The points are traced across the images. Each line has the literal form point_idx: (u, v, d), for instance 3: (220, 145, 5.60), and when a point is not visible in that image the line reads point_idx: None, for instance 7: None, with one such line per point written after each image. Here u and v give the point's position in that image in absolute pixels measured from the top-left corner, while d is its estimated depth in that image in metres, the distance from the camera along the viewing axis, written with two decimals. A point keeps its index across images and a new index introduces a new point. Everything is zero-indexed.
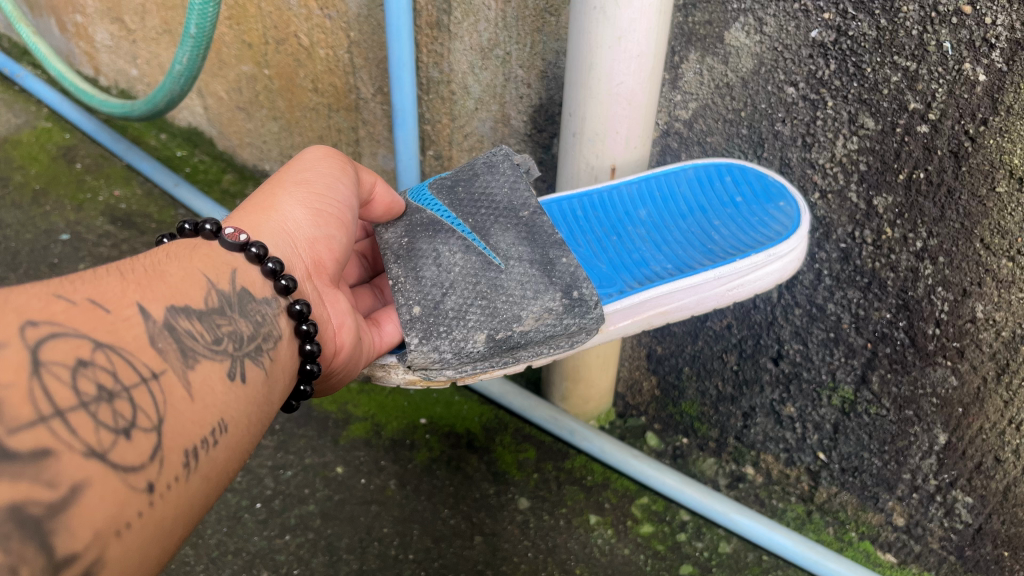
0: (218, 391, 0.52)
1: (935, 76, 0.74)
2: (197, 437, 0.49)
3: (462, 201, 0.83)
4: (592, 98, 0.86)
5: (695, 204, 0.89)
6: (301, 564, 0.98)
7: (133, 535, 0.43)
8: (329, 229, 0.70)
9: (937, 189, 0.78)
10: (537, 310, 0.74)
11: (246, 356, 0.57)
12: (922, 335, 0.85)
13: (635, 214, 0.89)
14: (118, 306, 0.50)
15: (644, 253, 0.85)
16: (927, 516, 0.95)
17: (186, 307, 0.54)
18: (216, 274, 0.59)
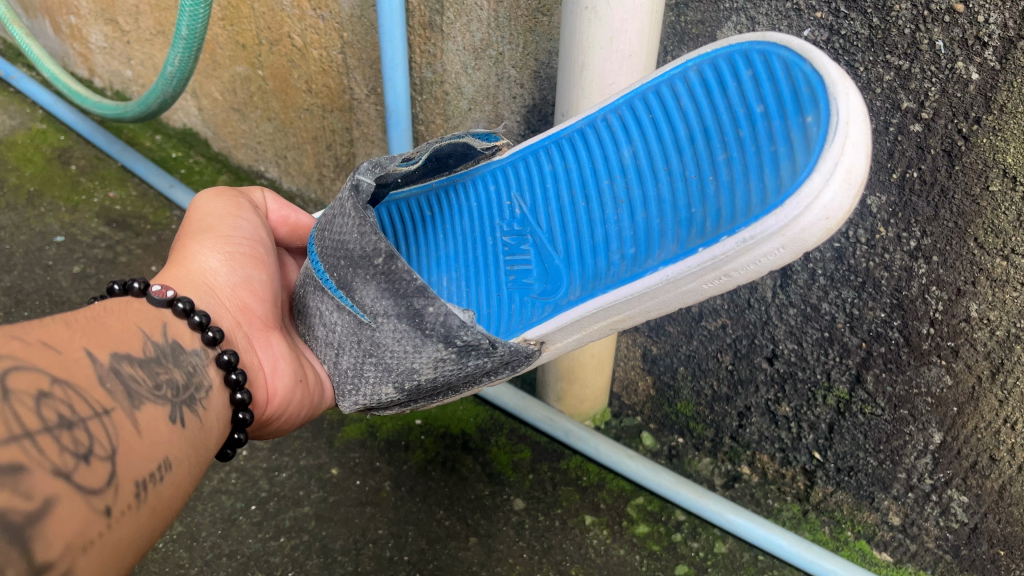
0: (163, 431, 0.54)
1: (928, 75, 0.73)
2: (146, 470, 0.51)
3: (328, 253, 0.73)
4: (585, 99, 0.87)
5: (697, 121, 0.74)
6: (296, 566, 0.97)
7: (94, 556, 0.45)
8: (244, 270, 0.74)
9: (930, 189, 0.78)
10: (425, 362, 0.69)
11: (184, 403, 0.58)
12: (916, 335, 0.85)
13: (614, 159, 0.80)
14: (68, 345, 0.51)
15: (609, 227, 0.78)
16: (922, 515, 0.95)
17: (127, 353, 0.56)
18: (150, 326, 0.61)
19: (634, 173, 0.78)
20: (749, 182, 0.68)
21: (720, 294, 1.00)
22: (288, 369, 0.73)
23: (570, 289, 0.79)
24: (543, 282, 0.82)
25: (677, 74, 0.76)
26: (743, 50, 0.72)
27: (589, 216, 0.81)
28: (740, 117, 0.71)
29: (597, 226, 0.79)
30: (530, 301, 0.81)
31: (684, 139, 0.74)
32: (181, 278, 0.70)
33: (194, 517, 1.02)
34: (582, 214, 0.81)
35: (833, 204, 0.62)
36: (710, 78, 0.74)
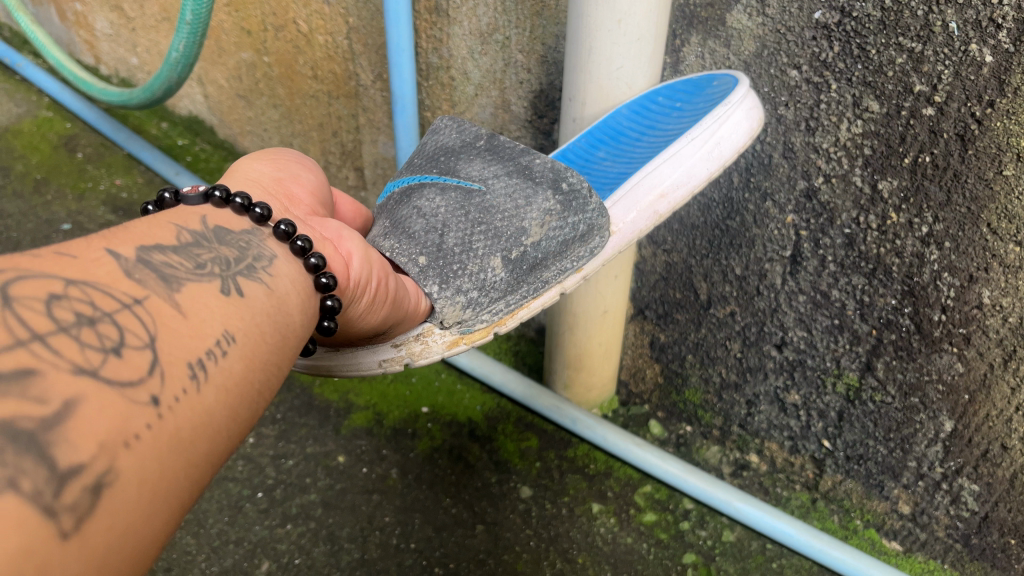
0: (213, 306, 0.51)
1: (941, 58, 0.72)
2: (200, 351, 0.48)
3: (420, 167, 0.82)
4: (592, 83, 0.86)
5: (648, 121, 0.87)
6: (302, 553, 0.97)
7: (145, 447, 0.41)
8: (291, 171, 0.71)
9: (943, 173, 0.77)
10: (537, 217, 0.75)
11: (238, 274, 0.55)
12: (928, 322, 0.84)
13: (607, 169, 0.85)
14: (84, 250, 0.48)
15: (615, 175, 0.83)
16: (933, 504, 0.95)
17: (158, 245, 0.53)
18: (184, 220, 0.58)
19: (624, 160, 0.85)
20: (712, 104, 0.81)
21: (730, 281, 0.99)
22: (360, 248, 0.69)
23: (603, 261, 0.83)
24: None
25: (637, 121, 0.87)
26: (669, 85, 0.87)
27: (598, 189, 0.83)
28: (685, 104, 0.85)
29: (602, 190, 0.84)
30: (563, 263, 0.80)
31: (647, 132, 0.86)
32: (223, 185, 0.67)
33: (201, 505, 1.02)
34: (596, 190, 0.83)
35: (752, 111, 0.78)
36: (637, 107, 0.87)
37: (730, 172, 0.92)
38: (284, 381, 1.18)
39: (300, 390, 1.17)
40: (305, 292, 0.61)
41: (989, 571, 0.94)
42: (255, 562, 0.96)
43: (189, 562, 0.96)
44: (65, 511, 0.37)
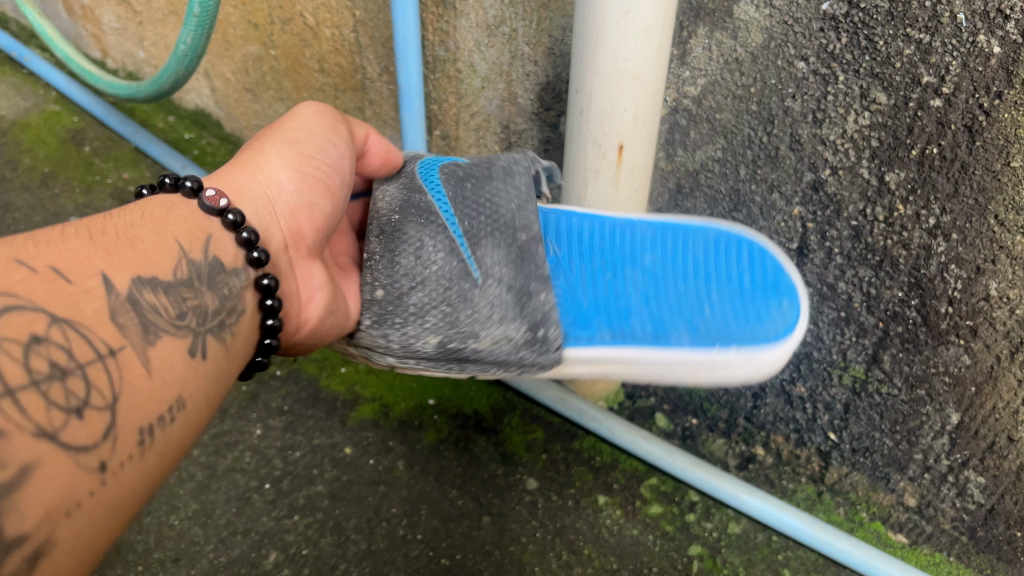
0: (177, 368, 0.55)
1: (949, 49, 0.72)
2: (150, 416, 0.51)
3: (461, 195, 0.82)
4: (598, 75, 0.85)
5: (709, 242, 0.83)
6: (309, 544, 0.98)
7: (80, 517, 0.45)
8: (313, 195, 0.73)
9: (950, 164, 0.77)
10: (496, 335, 0.77)
11: (209, 332, 0.59)
12: (935, 314, 0.84)
13: (638, 256, 0.83)
14: (83, 278, 0.52)
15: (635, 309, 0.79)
16: (939, 496, 0.95)
17: (153, 278, 0.56)
18: (190, 241, 0.61)
19: (659, 269, 0.82)
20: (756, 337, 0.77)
21: None
22: (322, 302, 0.73)
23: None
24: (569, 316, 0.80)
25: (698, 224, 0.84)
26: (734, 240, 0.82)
27: (618, 270, 0.82)
28: (738, 284, 0.80)
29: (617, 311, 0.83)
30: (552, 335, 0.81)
31: (698, 239, 0.84)
32: (248, 186, 0.70)
33: (209, 496, 1.03)
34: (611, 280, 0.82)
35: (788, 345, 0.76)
36: (720, 242, 0.83)
37: (737, 164, 0.92)
38: (292, 373, 1.18)
39: (307, 382, 1.17)
40: (251, 333, 0.65)
41: (995, 563, 0.94)
42: (262, 553, 0.97)
43: (197, 553, 0.97)
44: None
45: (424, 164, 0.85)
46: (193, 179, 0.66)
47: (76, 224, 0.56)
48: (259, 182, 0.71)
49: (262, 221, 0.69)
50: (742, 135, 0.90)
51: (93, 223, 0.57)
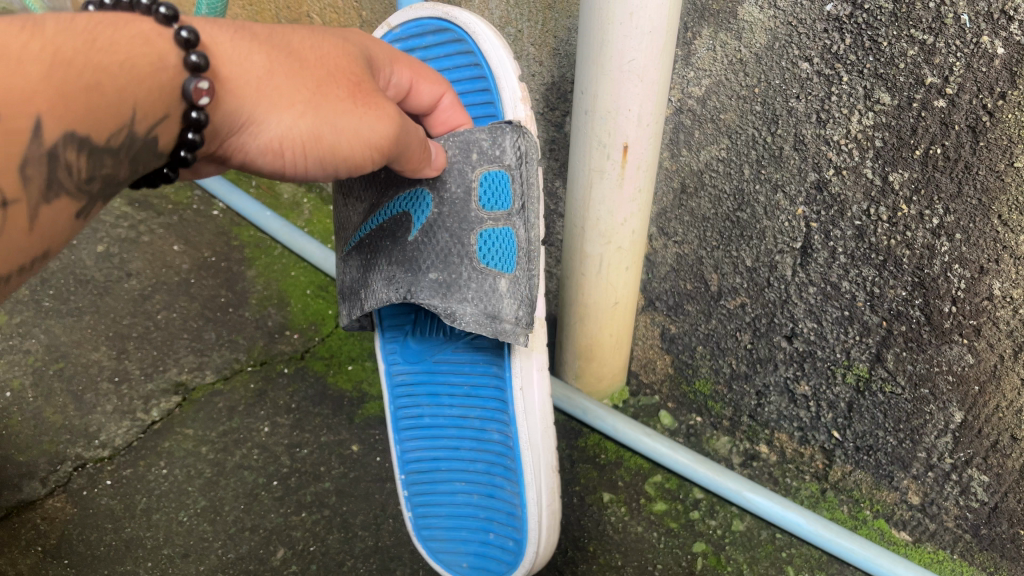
0: (55, 230, 0.52)
1: (953, 49, 0.72)
2: (2, 273, 0.50)
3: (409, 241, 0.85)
4: (603, 76, 0.86)
5: (505, 491, 0.92)
6: (317, 540, 0.99)
7: None
8: (265, 163, 0.66)
9: (954, 165, 0.77)
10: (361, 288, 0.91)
11: (102, 202, 0.56)
12: (938, 313, 0.85)
13: (498, 416, 0.91)
14: (10, 121, 0.47)
15: (482, 464, 0.93)
16: (942, 494, 0.95)
17: (85, 138, 0.52)
18: (143, 111, 0.55)
19: (492, 442, 0.92)
20: (438, 532, 0.95)
21: (740, 272, 1.00)
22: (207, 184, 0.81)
23: (404, 372, 0.97)
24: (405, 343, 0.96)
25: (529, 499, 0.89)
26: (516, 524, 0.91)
27: (478, 393, 0.92)
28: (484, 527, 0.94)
29: (451, 394, 0.94)
30: (391, 343, 0.97)
31: (499, 486, 0.92)
32: (237, 108, 0.62)
33: (218, 492, 1.04)
34: (462, 385, 0.94)
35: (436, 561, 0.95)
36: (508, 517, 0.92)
37: (741, 163, 0.93)
38: (299, 371, 1.19)
39: (314, 379, 1.18)
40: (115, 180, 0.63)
41: (998, 561, 0.95)
42: (270, 549, 0.98)
43: (206, 549, 0.98)
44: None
45: (421, 194, 0.85)
46: (204, 61, 0.58)
47: (39, 34, 0.48)
48: (241, 124, 0.63)
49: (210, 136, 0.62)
50: (746, 135, 0.91)
51: (63, 47, 0.49)
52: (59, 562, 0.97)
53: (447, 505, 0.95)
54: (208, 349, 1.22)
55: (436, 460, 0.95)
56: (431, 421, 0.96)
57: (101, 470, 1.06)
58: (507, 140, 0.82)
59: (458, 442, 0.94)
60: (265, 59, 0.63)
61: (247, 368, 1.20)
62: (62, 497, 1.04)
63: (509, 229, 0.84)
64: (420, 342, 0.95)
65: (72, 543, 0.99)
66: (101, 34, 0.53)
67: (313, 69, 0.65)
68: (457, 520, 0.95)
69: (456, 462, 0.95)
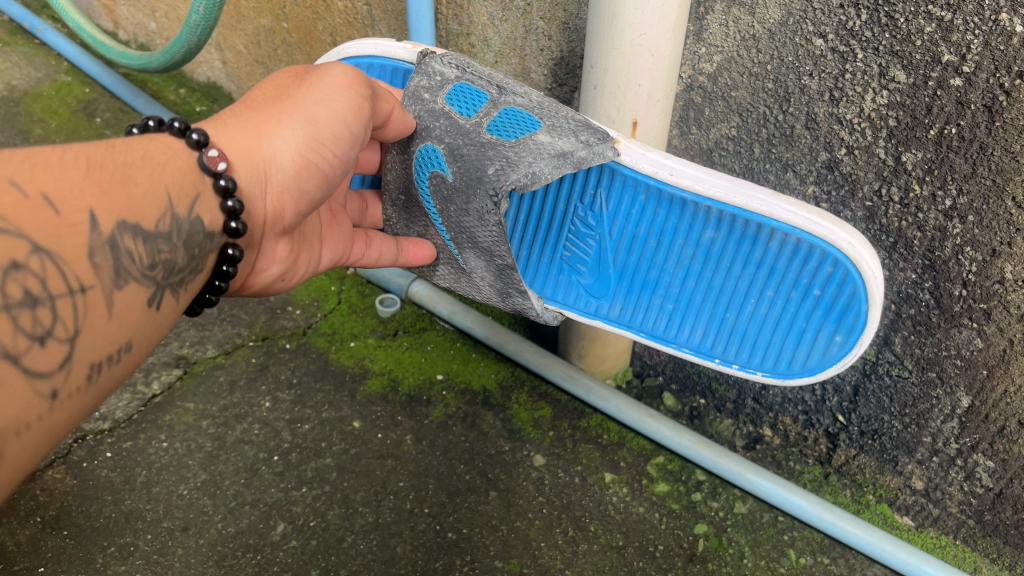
0: (133, 315, 0.58)
1: (971, 27, 0.71)
2: (104, 353, 0.56)
3: (452, 183, 0.82)
4: (614, 50, 0.84)
5: (773, 261, 0.80)
6: (317, 516, 0.98)
7: (68, 409, 0.53)
8: (306, 183, 0.73)
9: (969, 145, 0.76)
10: (476, 268, 0.88)
11: (169, 287, 0.63)
12: (948, 297, 0.84)
13: (698, 230, 0.81)
14: (70, 215, 0.54)
15: (732, 282, 0.83)
16: (947, 480, 0.95)
17: (137, 224, 0.59)
18: (179, 195, 0.63)
19: (717, 250, 0.81)
20: (783, 345, 0.85)
21: None
22: (277, 272, 0.81)
23: (614, 303, 0.90)
24: (591, 279, 0.89)
25: (785, 221, 0.77)
26: (831, 252, 0.76)
27: (671, 240, 0.83)
28: (808, 292, 0.80)
29: (651, 268, 0.86)
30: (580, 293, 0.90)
31: (765, 254, 0.80)
32: (248, 154, 0.70)
33: (218, 466, 1.04)
34: (649, 251, 0.85)
35: (830, 350, 0.82)
36: (797, 246, 0.78)
37: (751, 142, 0.92)
38: (300, 347, 1.19)
39: (316, 355, 1.17)
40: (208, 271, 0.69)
41: (1001, 547, 0.94)
42: (271, 524, 0.98)
43: (206, 523, 0.98)
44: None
45: (426, 151, 0.82)
46: (201, 133, 0.67)
47: (70, 147, 0.57)
48: (262, 168, 0.71)
49: (248, 192, 0.70)
50: (757, 113, 0.90)
51: (93, 153, 0.58)
52: (58, 534, 0.96)
53: (760, 326, 0.84)
54: (208, 324, 1.21)
55: (718, 319, 0.86)
56: (670, 305, 0.87)
57: (101, 442, 1.06)
58: (434, 65, 0.83)
59: (703, 291, 0.85)
60: (234, 118, 0.72)
61: (249, 343, 1.19)
62: (61, 469, 1.03)
63: (507, 103, 0.81)
64: (595, 265, 0.88)
65: (71, 514, 0.98)
66: (124, 143, 0.62)
67: (268, 94, 0.74)
68: (779, 317, 0.83)
69: (723, 303, 0.85)
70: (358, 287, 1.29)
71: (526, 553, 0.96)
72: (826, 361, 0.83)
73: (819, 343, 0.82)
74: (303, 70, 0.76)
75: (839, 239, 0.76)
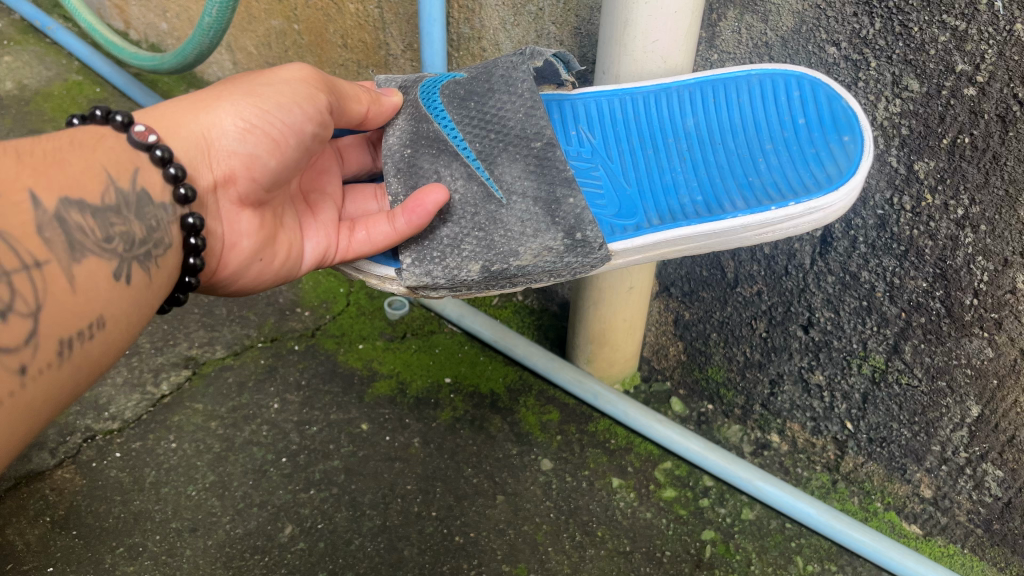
0: (101, 288, 0.59)
1: (985, 37, 0.70)
2: (74, 328, 0.57)
3: (472, 88, 0.83)
4: (626, 57, 0.86)
5: (752, 118, 0.84)
6: (325, 518, 0.99)
7: (40, 383, 0.54)
8: (253, 145, 0.72)
9: (982, 155, 0.75)
10: (518, 195, 0.79)
11: (135, 259, 0.63)
12: (959, 305, 0.83)
13: (680, 121, 0.85)
14: (8, 196, 0.55)
15: (728, 153, 0.83)
16: (955, 489, 0.95)
17: (80, 200, 0.60)
18: (119, 171, 0.65)
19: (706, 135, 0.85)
20: (812, 172, 0.79)
21: (757, 259, 0.99)
22: (248, 247, 0.76)
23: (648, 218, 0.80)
24: (615, 207, 0.82)
25: (738, 71, 0.85)
26: (789, 75, 0.83)
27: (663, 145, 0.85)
28: (797, 125, 0.82)
29: (658, 174, 0.84)
30: (609, 220, 0.80)
31: (731, 82, 0.85)
32: (184, 123, 0.71)
33: (227, 468, 1.04)
34: (649, 157, 0.85)
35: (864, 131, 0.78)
36: (761, 88, 0.84)
37: None
38: (309, 348, 1.19)
39: (324, 357, 1.18)
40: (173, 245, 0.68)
41: (1009, 556, 0.94)
42: (278, 526, 0.98)
43: (214, 524, 0.98)
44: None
45: (426, 86, 0.83)
46: (123, 113, 0.67)
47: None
48: (203, 135, 0.71)
49: (190, 160, 0.70)
50: None
51: (19, 143, 0.59)
52: (67, 533, 0.97)
53: (786, 175, 0.80)
54: (218, 324, 1.22)
55: (744, 187, 0.80)
56: (700, 197, 0.81)
57: (110, 442, 1.06)
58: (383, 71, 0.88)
59: (713, 176, 0.82)
60: (177, 100, 0.73)
61: (258, 344, 1.19)
62: (71, 468, 1.03)
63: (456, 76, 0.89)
64: (610, 182, 0.83)
65: (80, 514, 0.99)
66: (49, 137, 0.64)
67: (222, 82, 0.75)
68: (792, 166, 0.81)
69: (735, 180, 0.81)
70: (367, 289, 1.29)
71: (533, 558, 0.96)
72: (847, 146, 0.78)
73: (836, 152, 0.79)
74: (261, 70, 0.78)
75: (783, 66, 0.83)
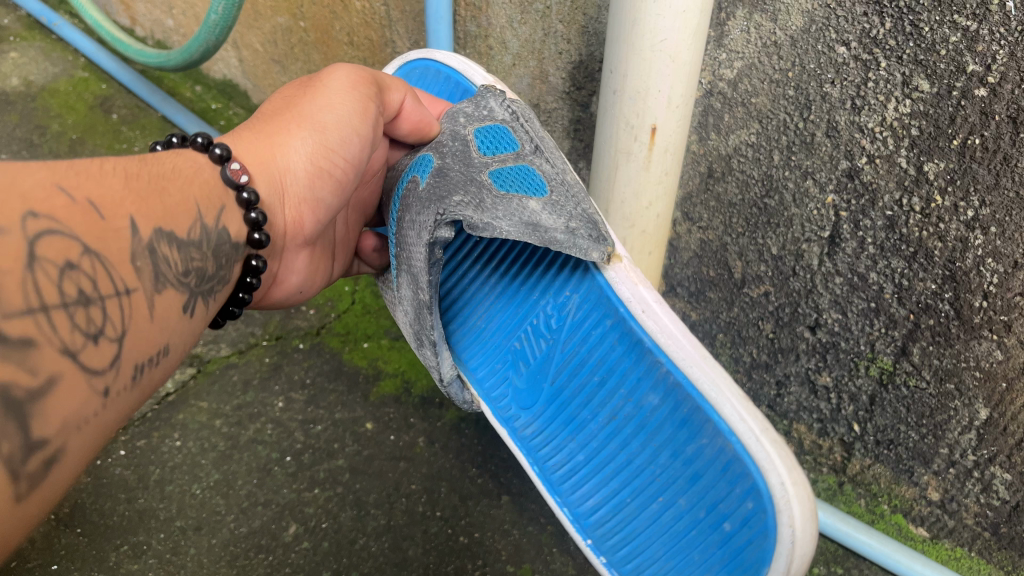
0: (171, 319, 0.63)
1: (996, 37, 0.70)
2: (146, 354, 0.60)
3: (471, 163, 0.82)
4: (635, 55, 0.84)
5: (698, 469, 0.76)
6: (329, 517, 0.99)
7: (113, 406, 0.55)
8: (320, 189, 0.80)
9: (992, 156, 0.75)
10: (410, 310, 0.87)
11: (201, 294, 0.68)
12: (968, 308, 0.83)
13: (645, 390, 0.79)
14: (114, 221, 0.59)
15: (655, 456, 0.79)
16: (963, 492, 0.94)
17: (171, 232, 0.64)
18: (207, 206, 0.70)
19: (652, 423, 0.79)
20: (667, 573, 0.80)
21: (765, 260, 0.99)
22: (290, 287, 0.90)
23: (528, 420, 0.88)
24: (523, 386, 0.88)
25: (740, 431, 0.72)
26: (762, 492, 0.71)
27: (609, 388, 0.81)
28: (716, 524, 0.75)
29: (583, 407, 0.84)
30: (507, 391, 0.89)
31: (703, 432, 0.75)
32: (266, 161, 0.77)
33: (232, 466, 1.04)
34: (589, 386, 0.83)
35: None
36: (729, 465, 0.73)
37: (771, 149, 0.91)
38: (314, 347, 1.18)
39: (330, 355, 1.17)
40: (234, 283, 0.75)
41: (1016, 559, 0.94)
42: (283, 525, 0.98)
43: (218, 522, 0.98)
44: (24, 478, 0.48)
45: (477, 132, 0.84)
46: (223, 148, 0.73)
47: (108, 162, 0.62)
48: (279, 176, 0.78)
49: (272, 203, 0.78)
50: (777, 120, 0.89)
51: (129, 169, 0.64)
52: (72, 531, 0.97)
53: (653, 531, 0.80)
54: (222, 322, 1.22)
55: (614, 496, 0.82)
56: (583, 456, 0.84)
57: (115, 440, 1.06)
58: (491, 102, 0.86)
59: (623, 455, 0.81)
60: (250, 130, 0.79)
61: (263, 342, 1.18)
62: None
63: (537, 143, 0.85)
64: (533, 371, 0.87)
65: (85, 511, 0.99)
66: (156, 160, 0.69)
67: (279, 107, 0.80)
68: (673, 533, 0.78)
69: (626, 478, 0.81)
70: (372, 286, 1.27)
71: (538, 558, 0.96)
72: None
73: None
74: (309, 81, 0.82)
75: (772, 476, 0.70)
